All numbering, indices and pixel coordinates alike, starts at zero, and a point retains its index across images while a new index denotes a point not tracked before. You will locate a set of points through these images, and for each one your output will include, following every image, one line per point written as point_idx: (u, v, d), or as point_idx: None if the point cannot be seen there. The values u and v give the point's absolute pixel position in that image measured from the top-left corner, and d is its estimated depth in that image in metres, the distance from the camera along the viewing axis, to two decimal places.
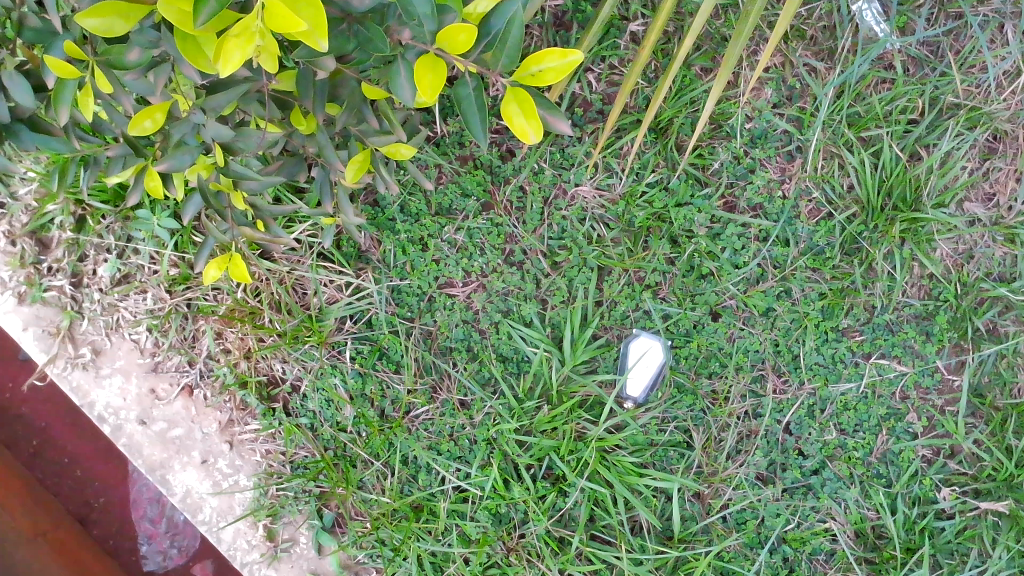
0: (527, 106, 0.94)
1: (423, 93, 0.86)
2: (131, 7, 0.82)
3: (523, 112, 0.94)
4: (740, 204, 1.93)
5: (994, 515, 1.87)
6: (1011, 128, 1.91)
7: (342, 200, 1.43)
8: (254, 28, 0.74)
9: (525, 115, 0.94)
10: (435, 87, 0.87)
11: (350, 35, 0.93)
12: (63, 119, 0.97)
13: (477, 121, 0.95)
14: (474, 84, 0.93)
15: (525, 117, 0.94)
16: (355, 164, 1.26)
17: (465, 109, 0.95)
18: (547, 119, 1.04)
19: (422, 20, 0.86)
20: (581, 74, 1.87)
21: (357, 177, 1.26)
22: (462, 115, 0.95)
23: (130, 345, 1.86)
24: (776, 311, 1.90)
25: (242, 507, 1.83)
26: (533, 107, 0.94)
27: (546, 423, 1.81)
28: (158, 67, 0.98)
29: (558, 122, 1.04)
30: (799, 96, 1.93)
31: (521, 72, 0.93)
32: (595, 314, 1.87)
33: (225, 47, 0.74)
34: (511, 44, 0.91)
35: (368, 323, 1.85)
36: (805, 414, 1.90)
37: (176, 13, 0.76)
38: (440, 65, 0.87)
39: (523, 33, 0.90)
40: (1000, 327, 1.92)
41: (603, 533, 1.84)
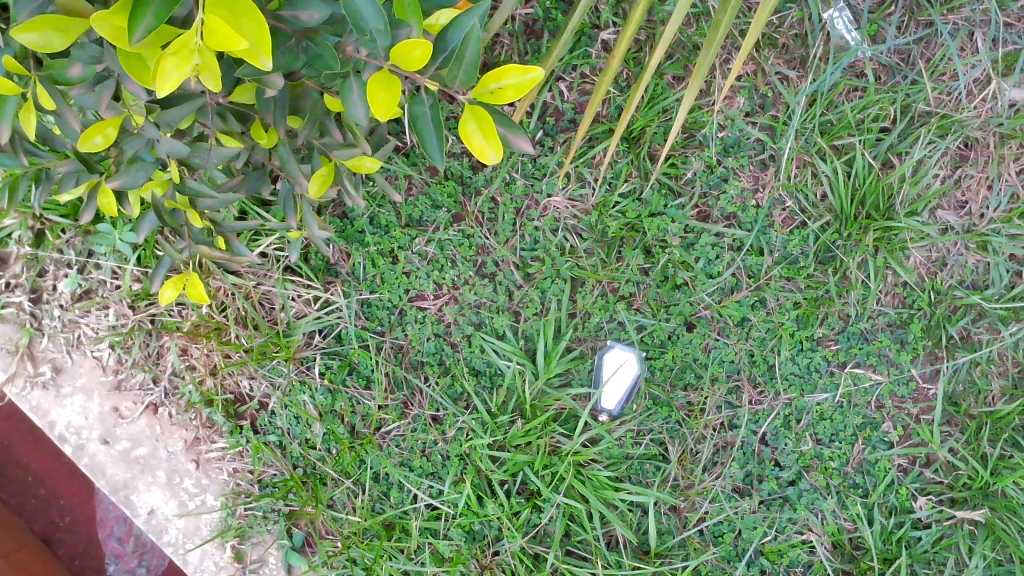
0: (485, 125, 0.91)
1: (376, 113, 0.82)
2: (72, 21, 0.79)
3: (481, 131, 0.92)
4: (714, 213, 1.91)
5: (970, 524, 1.86)
6: (982, 136, 1.91)
7: (307, 214, 1.40)
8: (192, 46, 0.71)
9: (484, 134, 0.92)
10: (389, 107, 0.83)
11: (300, 51, 0.90)
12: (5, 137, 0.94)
13: (432, 139, 0.92)
14: (431, 102, 0.91)
15: (484, 136, 0.91)
16: (318, 178, 1.19)
17: (420, 127, 0.92)
18: (507, 135, 1.01)
19: (374, 36, 0.84)
20: (552, 84, 1.86)
21: (321, 192, 1.20)
22: (418, 134, 0.93)
23: (92, 363, 1.81)
24: (751, 321, 1.89)
25: (209, 527, 1.79)
26: (492, 126, 0.91)
27: (520, 437, 1.78)
28: (104, 82, 0.94)
29: (520, 140, 1.02)
30: (772, 104, 1.92)
31: (480, 89, 0.90)
32: (568, 326, 1.85)
33: (161, 66, 0.71)
34: (468, 61, 0.88)
35: (337, 338, 1.81)
36: (780, 424, 1.89)
37: (111, 29, 0.73)
38: (393, 84, 0.83)
39: (480, 49, 0.87)
40: (973, 335, 1.92)
41: (579, 549, 1.81)
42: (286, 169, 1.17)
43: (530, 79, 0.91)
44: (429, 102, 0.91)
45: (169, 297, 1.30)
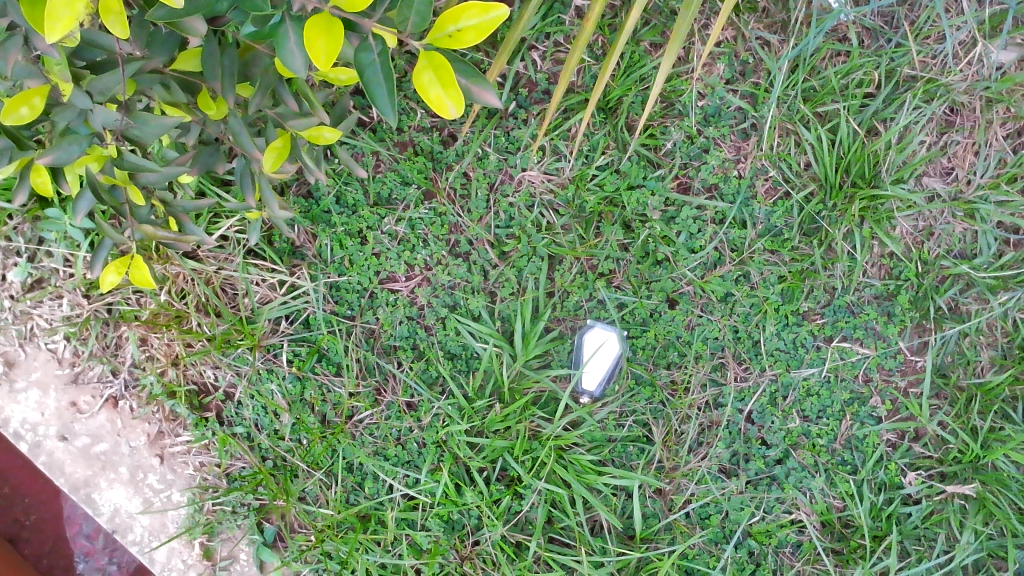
0: (443, 74, 0.83)
1: (316, 59, 0.78)
2: None
3: (439, 81, 0.84)
4: (695, 185, 1.85)
5: (961, 498, 1.82)
6: (968, 100, 1.85)
7: (266, 192, 1.31)
8: None
9: (442, 85, 0.84)
10: (329, 55, 0.79)
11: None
12: None
13: (382, 91, 0.83)
14: (379, 49, 0.84)
15: (443, 86, 0.83)
16: (273, 151, 1.11)
17: (369, 79, 0.84)
18: (471, 89, 0.94)
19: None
20: (524, 53, 1.78)
21: (276, 165, 1.12)
22: (367, 86, 0.84)
23: (47, 356, 1.72)
24: (734, 296, 1.84)
25: (175, 525, 1.71)
26: (450, 75, 0.83)
27: (498, 422, 1.71)
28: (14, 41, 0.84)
29: (484, 93, 0.94)
30: (753, 71, 1.86)
31: (436, 33, 0.83)
32: (546, 306, 1.77)
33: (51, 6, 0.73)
34: (418, 1, 0.82)
35: (305, 323, 1.73)
36: (767, 402, 1.84)
37: None
38: (334, 27, 0.79)
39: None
40: (961, 305, 1.87)
41: (562, 536, 1.75)
42: (237, 141, 1.10)
43: (490, 20, 0.84)
44: (377, 49, 0.84)
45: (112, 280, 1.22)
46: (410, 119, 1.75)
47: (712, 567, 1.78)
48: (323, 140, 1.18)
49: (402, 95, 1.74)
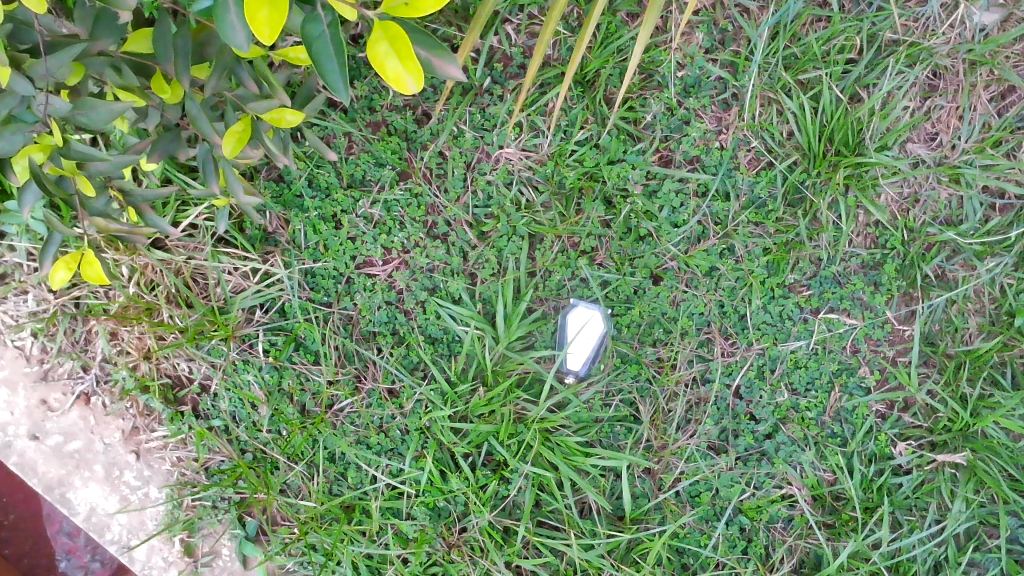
0: (400, 48, 0.79)
1: (261, 36, 0.74)
2: None
3: (396, 54, 0.79)
4: (677, 157, 1.81)
5: (951, 467, 1.81)
6: (951, 64, 1.82)
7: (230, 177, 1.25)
8: None
9: (399, 58, 0.79)
10: (273, 26, 0.75)
11: None
12: None
13: (332, 64, 0.80)
14: (329, 19, 0.79)
15: (400, 60, 0.79)
16: (234, 136, 1.06)
17: (319, 52, 0.80)
18: (431, 61, 0.90)
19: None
20: (498, 26, 1.73)
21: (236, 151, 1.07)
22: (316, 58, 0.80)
23: (15, 353, 1.66)
24: (719, 271, 1.81)
25: (154, 522, 1.67)
26: (407, 48, 0.79)
27: (482, 406, 1.67)
28: None
29: (447, 66, 0.90)
30: (732, 40, 1.81)
31: (390, 3, 0.78)
32: (528, 286, 1.73)
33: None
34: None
35: (280, 311, 1.68)
36: (754, 376, 1.82)
37: None
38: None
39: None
40: (948, 272, 1.85)
41: (551, 519, 1.71)
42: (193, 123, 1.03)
43: None
44: (328, 21, 0.79)
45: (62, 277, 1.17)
46: (382, 98, 1.69)
47: (704, 545, 1.76)
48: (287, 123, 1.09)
49: (374, 73, 1.69)
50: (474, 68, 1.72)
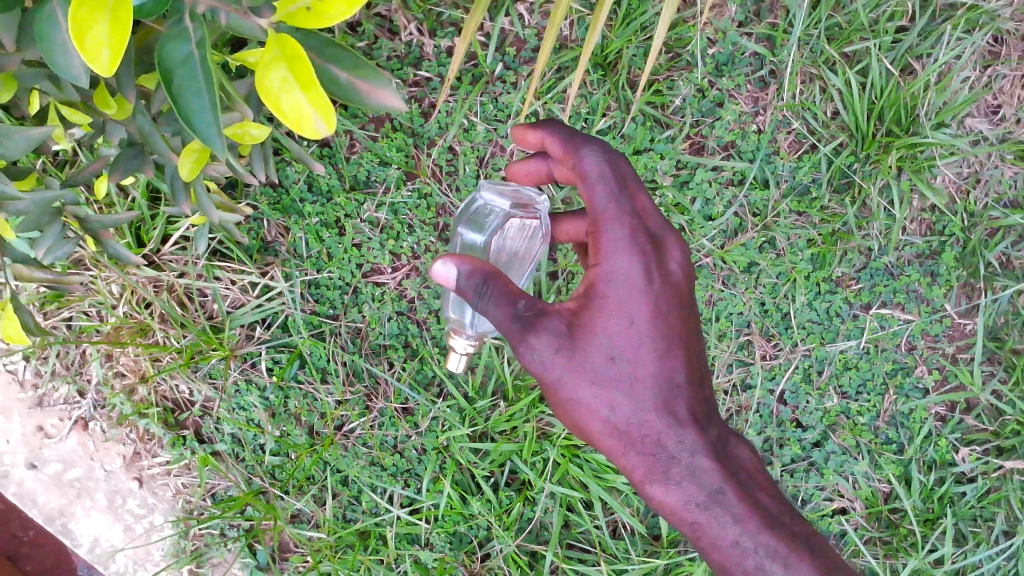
0: (300, 71, 0.63)
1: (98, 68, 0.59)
2: None
3: (296, 83, 0.63)
4: (710, 144, 1.65)
5: (1020, 474, 1.67)
6: (1014, 27, 1.65)
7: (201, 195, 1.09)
8: None
9: (300, 87, 0.63)
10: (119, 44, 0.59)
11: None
12: None
13: (201, 103, 0.61)
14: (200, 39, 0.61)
15: (301, 89, 0.63)
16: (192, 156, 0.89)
17: (180, 78, 0.61)
18: (365, 91, 0.76)
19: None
20: (509, 6, 1.57)
21: (195, 175, 0.91)
22: (176, 92, 0.61)
23: (7, 379, 1.56)
24: (759, 266, 1.66)
25: (161, 552, 1.58)
26: (309, 73, 0.63)
27: (503, 423, 1.54)
28: None
29: (381, 92, 0.76)
30: (769, 10, 1.64)
31: (288, 6, 0.64)
32: (550, 290, 1.60)
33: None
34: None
35: (283, 327, 1.55)
36: (800, 380, 1.68)
37: None
38: (120, 0, 0.58)
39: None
40: (1014, 260, 1.69)
41: (581, 541, 1.59)
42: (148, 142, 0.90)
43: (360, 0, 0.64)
44: (196, 38, 0.61)
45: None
46: None
47: None
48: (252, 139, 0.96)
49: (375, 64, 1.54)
50: (483, 53, 1.57)
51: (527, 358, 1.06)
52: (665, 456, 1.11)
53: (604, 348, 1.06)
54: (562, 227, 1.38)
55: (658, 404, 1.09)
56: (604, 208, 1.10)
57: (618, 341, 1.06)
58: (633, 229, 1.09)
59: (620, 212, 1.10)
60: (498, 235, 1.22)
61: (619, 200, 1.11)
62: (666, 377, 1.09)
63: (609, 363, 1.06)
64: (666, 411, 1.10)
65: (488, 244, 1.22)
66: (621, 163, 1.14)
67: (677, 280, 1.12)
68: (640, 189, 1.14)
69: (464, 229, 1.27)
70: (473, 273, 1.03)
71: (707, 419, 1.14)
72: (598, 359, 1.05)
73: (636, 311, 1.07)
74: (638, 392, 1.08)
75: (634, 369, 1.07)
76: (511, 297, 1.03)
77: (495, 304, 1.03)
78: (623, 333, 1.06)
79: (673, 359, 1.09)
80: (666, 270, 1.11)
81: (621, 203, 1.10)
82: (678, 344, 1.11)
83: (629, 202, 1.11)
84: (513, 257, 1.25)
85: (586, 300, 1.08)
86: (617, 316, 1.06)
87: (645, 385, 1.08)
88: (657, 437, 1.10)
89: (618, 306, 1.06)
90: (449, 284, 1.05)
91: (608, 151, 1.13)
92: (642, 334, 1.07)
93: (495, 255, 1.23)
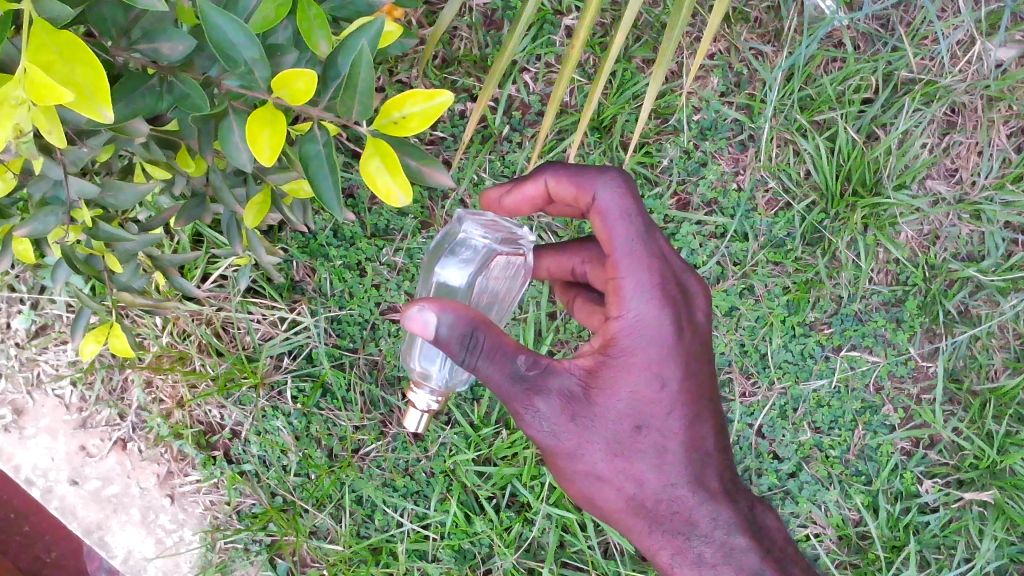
0: (390, 161, 0.80)
1: (260, 156, 0.73)
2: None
3: (387, 168, 0.80)
4: (695, 200, 1.84)
5: (979, 505, 1.82)
6: (968, 100, 1.83)
7: (252, 238, 1.26)
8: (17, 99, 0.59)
9: (389, 171, 0.80)
10: (273, 148, 0.74)
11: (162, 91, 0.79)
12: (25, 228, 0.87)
13: (328, 184, 0.79)
14: (325, 139, 0.79)
15: (391, 174, 0.80)
16: (253, 207, 1.09)
17: (313, 170, 0.80)
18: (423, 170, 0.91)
19: (250, 66, 0.71)
20: (516, 75, 1.77)
21: (257, 221, 1.09)
22: (311, 178, 0.80)
23: (55, 402, 1.71)
24: (739, 311, 1.82)
25: (189, 564, 1.71)
26: (398, 161, 0.80)
27: (505, 449, 1.70)
28: None
29: (437, 174, 0.90)
30: (748, 82, 1.84)
31: (382, 120, 0.80)
32: (549, 329, 1.77)
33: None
34: (361, 90, 0.73)
35: (308, 358, 1.72)
36: (776, 415, 1.84)
37: None
38: (277, 119, 0.74)
39: (375, 76, 0.72)
40: (972, 309, 1.86)
41: (575, 560, 1.74)
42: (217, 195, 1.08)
43: (438, 105, 0.81)
44: (324, 139, 0.79)
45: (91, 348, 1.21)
46: None
47: None
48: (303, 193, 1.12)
49: None
50: (493, 117, 1.76)
51: (531, 421, 1.10)
52: (680, 522, 1.19)
53: (617, 410, 1.11)
54: (546, 261, 1.47)
55: (670, 467, 1.15)
56: (619, 251, 1.15)
57: (636, 405, 1.11)
58: (652, 277, 1.14)
59: (634, 256, 1.15)
60: (483, 273, 1.30)
61: (642, 261, 1.15)
62: (679, 437, 1.15)
63: (622, 426, 1.11)
64: (679, 478, 1.16)
65: (472, 282, 1.30)
66: (635, 200, 1.17)
67: (696, 341, 1.18)
68: (656, 231, 1.18)
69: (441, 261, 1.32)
70: (458, 324, 1.05)
71: (726, 483, 1.23)
72: (610, 423, 1.11)
73: (660, 376, 1.12)
74: (664, 460, 1.15)
75: (660, 436, 1.13)
76: (508, 356, 1.07)
77: (489, 361, 1.06)
78: (642, 396, 1.11)
79: (688, 421, 1.15)
80: (684, 321, 1.16)
81: (635, 247, 1.15)
82: (699, 408, 1.17)
83: (645, 245, 1.15)
84: (494, 295, 1.36)
85: (597, 359, 1.12)
86: (631, 376, 1.11)
87: (658, 448, 1.14)
88: (666, 499, 1.17)
89: (632, 367, 1.11)
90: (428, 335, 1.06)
91: (622, 188, 1.16)
92: (657, 395, 1.12)
93: (478, 293, 1.32)
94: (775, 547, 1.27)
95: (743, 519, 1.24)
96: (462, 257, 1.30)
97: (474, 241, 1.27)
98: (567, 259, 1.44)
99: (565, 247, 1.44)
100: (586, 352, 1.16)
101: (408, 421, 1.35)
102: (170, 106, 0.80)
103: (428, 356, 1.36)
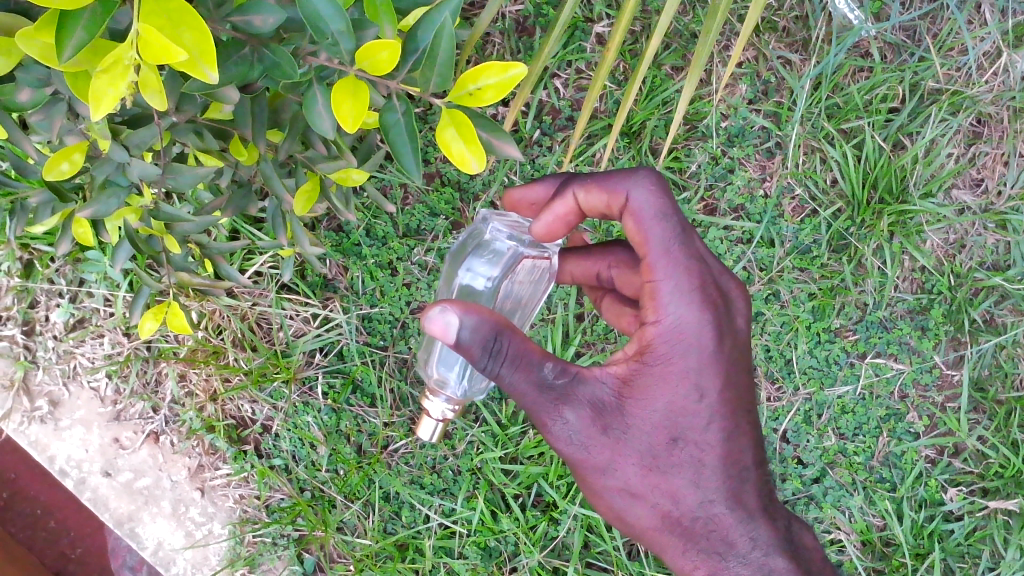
0: (466, 131, 0.83)
1: (345, 123, 0.76)
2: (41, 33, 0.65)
3: (462, 138, 0.83)
4: (722, 206, 1.86)
5: (1004, 514, 1.82)
6: (995, 111, 1.85)
7: (297, 230, 1.29)
8: (127, 60, 0.62)
9: (464, 141, 0.83)
10: (356, 114, 0.77)
11: (254, 60, 0.80)
12: (89, 212, 0.91)
13: (408, 151, 0.82)
14: (404, 108, 0.82)
15: (466, 143, 0.83)
16: (304, 194, 1.13)
17: (395, 138, 0.82)
18: (492, 142, 0.93)
19: (336, 38, 0.74)
20: (547, 81, 1.80)
21: (307, 207, 1.14)
22: (393, 145, 0.83)
23: (90, 394, 1.73)
24: (766, 316, 1.83)
25: (218, 557, 1.72)
26: (473, 132, 0.83)
27: (533, 448, 1.73)
28: (52, 106, 0.85)
29: (505, 146, 0.93)
30: (775, 90, 1.86)
31: (457, 92, 0.82)
32: (577, 330, 1.79)
33: (93, 84, 0.63)
34: (441, 62, 0.78)
35: (339, 355, 1.75)
36: (801, 420, 1.85)
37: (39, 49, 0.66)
38: (360, 88, 0.77)
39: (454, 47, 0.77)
40: (997, 318, 1.87)
41: (600, 560, 1.76)
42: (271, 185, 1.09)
43: (511, 78, 0.82)
44: (402, 109, 0.82)
45: (150, 328, 1.24)
46: (436, 150, 1.75)
47: None
48: (352, 181, 1.15)
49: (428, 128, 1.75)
50: (524, 121, 1.79)
51: (559, 431, 1.11)
52: (717, 541, 1.19)
53: (651, 421, 1.12)
54: (570, 265, 1.49)
55: (707, 483, 1.16)
56: (653, 254, 1.16)
57: (671, 416, 1.12)
58: (689, 282, 1.15)
59: (670, 260, 1.15)
60: (509, 277, 1.31)
61: (677, 265, 1.15)
62: (716, 451, 1.15)
63: (657, 439, 1.12)
64: (717, 494, 1.17)
65: (497, 286, 1.31)
66: (668, 199, 1.19)
67: (734, 347, 1.18)
68: (691, 232, 1.19)
69: (464, 263, 1.33)
70: (478, 332, 1.05)
71: (766, 499, 1.24)
72: (643, 435, 1.11)
73: (695, 385, 1.12)
74: (701, 473, 1.15)
75: (696, 449, 1.14)
76: (534, 364, 1.08)
77: (513, 369, 1.07)
78: (675, 405, 1.12)
79: (726, 434, 1.15)
80: (724, 328, 1.16)
81: (669, 248, 1.16)
82: (739, 419, 1.17)
83: (680, 247, 1.16)
84: (516, 303, 1.37)
85: (631, 367, 1.13)
86: (667, 385, 1.12)
87: (694, 463, 1.14)
88: (702, 517, 1.17)
89: (668, 376, 1.12)
90: (449, 340, 1.07)
91: (654, 187, 1.19)
92: (694, 406, 1.12)
93: (503, 298, 1.33)
94: (815, 569, 1.26)
95: (783, 538, 1.25)
96: (488, 258, 1.30)
97: (501, 242, 1.30)
98: (592, 264, 1.46)
99: (589, 253, 1.46)
100: (620, 359, 1.17)
101: (421, 431, 1.32)
102: (260, 75, 0.81)
103: (447, 363, 1.38)
